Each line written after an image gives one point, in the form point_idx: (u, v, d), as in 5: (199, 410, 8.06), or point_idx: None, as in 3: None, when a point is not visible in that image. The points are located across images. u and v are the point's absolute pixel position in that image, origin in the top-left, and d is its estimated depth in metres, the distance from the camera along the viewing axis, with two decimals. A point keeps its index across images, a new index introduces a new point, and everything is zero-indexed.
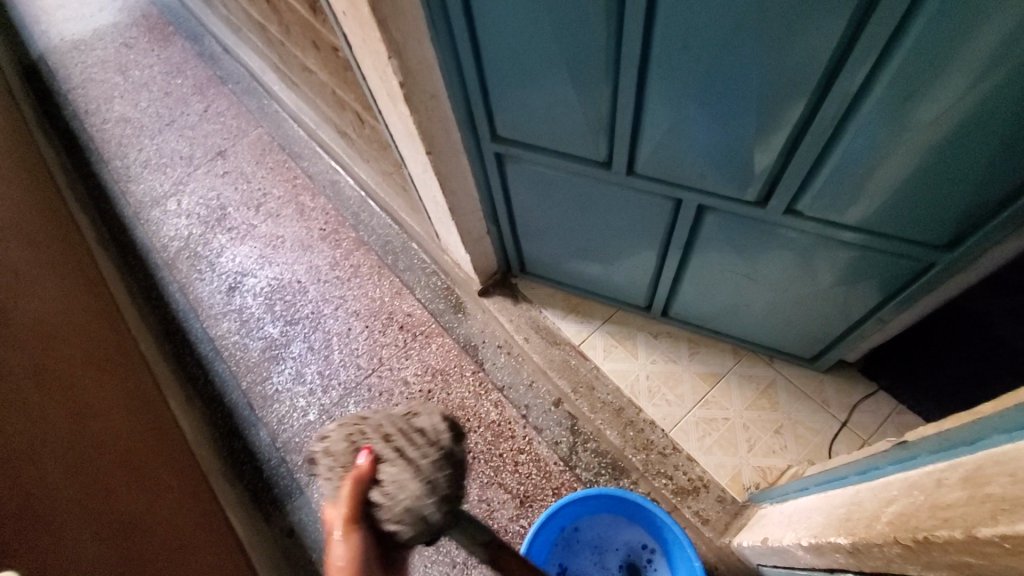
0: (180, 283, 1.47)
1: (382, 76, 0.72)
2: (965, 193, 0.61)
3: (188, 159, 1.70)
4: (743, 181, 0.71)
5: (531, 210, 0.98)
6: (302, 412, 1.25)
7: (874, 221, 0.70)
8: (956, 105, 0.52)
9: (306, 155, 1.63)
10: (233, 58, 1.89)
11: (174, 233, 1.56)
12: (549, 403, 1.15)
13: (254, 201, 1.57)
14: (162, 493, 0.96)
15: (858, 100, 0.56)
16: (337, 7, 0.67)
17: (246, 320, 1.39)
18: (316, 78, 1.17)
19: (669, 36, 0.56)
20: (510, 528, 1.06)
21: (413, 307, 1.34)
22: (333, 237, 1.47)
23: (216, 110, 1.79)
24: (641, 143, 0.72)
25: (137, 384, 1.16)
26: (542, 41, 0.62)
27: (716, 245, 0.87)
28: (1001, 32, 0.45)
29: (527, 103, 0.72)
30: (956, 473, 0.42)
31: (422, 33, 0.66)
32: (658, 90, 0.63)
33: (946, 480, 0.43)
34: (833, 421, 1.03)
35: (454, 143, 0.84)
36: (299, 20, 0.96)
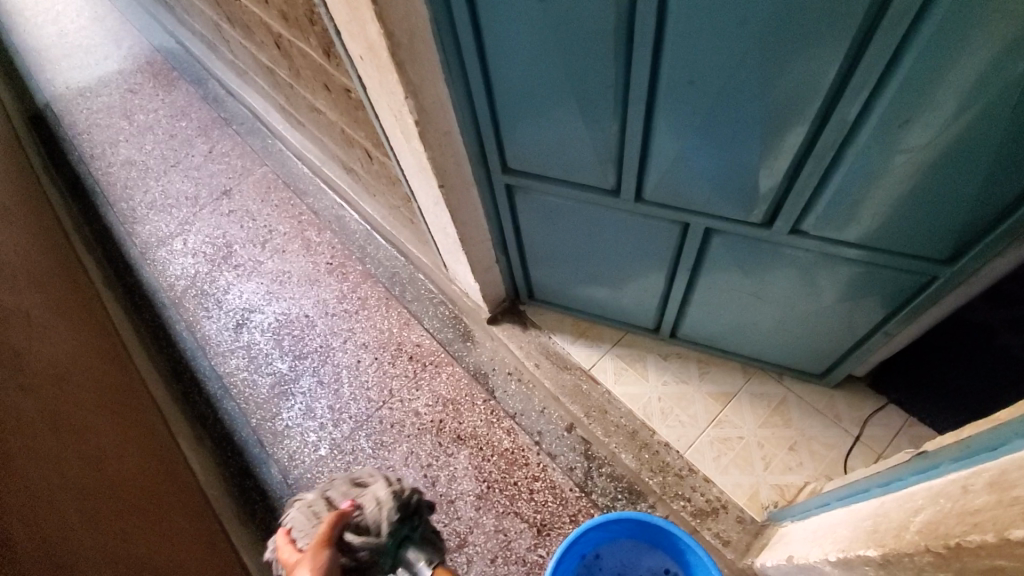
0: (188, 321, 1.48)
1: (397, 115, 0.76)
2: (962, 210, 0.64)
3: (194, 200, 1.72)
4: (749, 205, 0.74)
5: (539, 238, 1.00)
6: (313, 447, 1.24)
7: (876, 239, 0.72)
8: (950, 126, 0.56)
9: (311, 192, 1.66)
10: (236, 100, 1.94)
11: (181, 272, 1.57)
12: (562, 429, 1.15)
13: (260, 237, 1.59)
14: (174, 534, 0.95)
15: (857, 125, 0.59)
16: (354, 52, 0.71)
17: (255, 356, 1.39)
18: (324, 117, 1.21)
19: (676, 71, 0.60)
20: (528, 557, 1.05)
21: (422, 337, 1.35)
22: (340, 271, 1.49)
23: (221, 151, 1.83)
24: (649, 171, 0.75)
25: (147, 424, 1.16)
26: (554, 78, 0.66)
27: (723, 267, 0.89)
28: (987, 59, 0.49)
29: (538, 136, 0.76)
30: (980, 479, 0.44)
31: (437, 74, 0.69)
32: (666, 122, 0.67)
33: (971, 485, 0.44)
34: (846, 436, 1.04)
35: (465, 176, 0.87)
36: (310, 64, 1.00)
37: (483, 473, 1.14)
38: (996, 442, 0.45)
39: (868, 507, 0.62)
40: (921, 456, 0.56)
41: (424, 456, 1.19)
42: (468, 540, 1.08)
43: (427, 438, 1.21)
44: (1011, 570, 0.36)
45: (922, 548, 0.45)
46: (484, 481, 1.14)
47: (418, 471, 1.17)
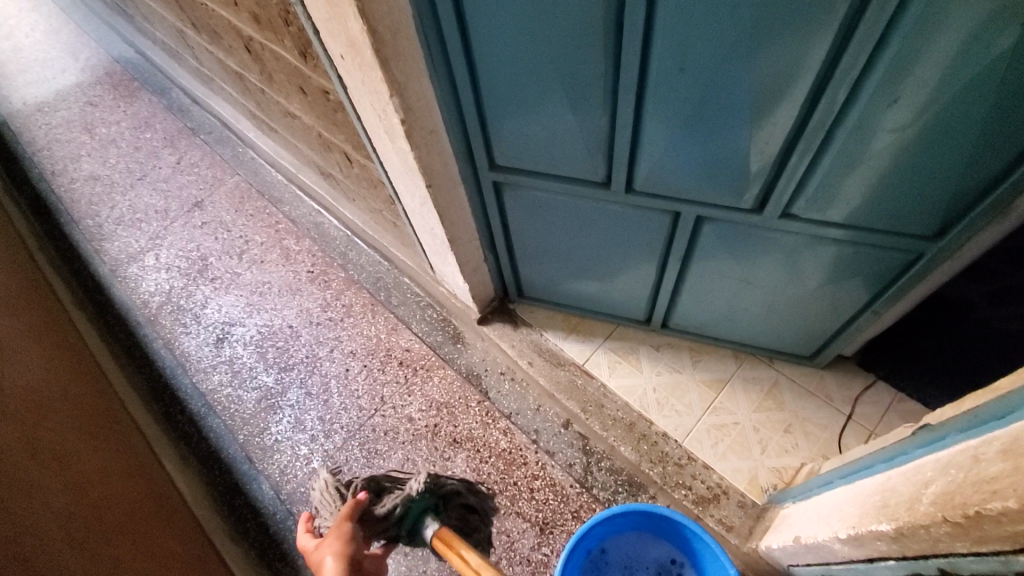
0: (165, 339, 1.42)
1: (381, 115, 0.74)
2: (949, 185, 0.65)
3: (164, 213, 1.66)
4: (740, 191, 0.74)
5: (528, 234, 0.99)
6: (305, 460, 1.21)
7: (865, 218, 0.74)
8: (938, 102, 0.56)
9: (287, 200, 1.62)
10: (203, 109, 1.88)
11: (155, 288, 1.52)
12: (559, 425, 1.15)
13: (236, 248, 1.55)
14: (168, 559, 0.91)
15: (847, 106, 0.60)
16: (334, 51, 0.69)
17: (239, 371, 1.35)
18: (299, 121, 1.18)
19: (668, 59, 0.60)
20: (533, 557, 1.04)
21: (411, 341, 1.33)
22: (322, 279, 1.46)
23: (189, 161, 1.77)
24: (640, 162, 0.75)
25: (130, 447, 1.12)
26: (542, 70, 0.65)
27: (715, 255, 0.90)
28: (971, 37, 0.50)
29: (527, 131, 0.75)
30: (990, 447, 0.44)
31: (422, 71, 0.68)
32: (657, 110, 0.66)
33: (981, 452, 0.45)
34: (839, 414, 1.06)
35: (452, 175, 0.85)
36: (284, 67, 0.97)
37: (482, 475, 1.13)
38: (1002, 409, 0.46)
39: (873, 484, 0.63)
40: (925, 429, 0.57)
41: (421, 462, 1.17)
42: None
43: (422, 444, 1.19)
44: None
45: (939, 520, 0.45)
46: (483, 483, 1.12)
47: None
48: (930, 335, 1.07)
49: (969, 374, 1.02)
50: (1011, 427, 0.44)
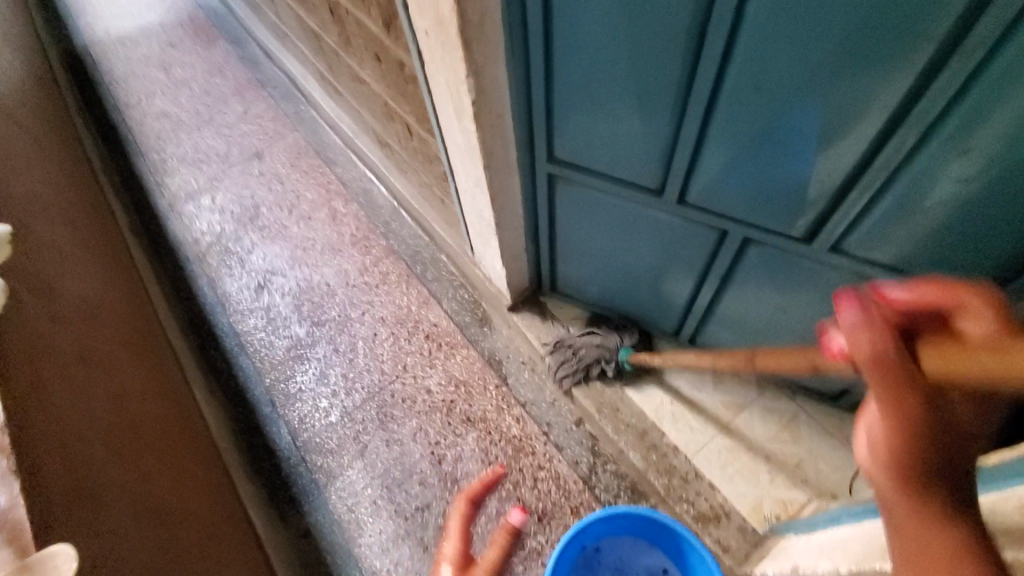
0: (209, 277, 1.49)
1: (453, 92, 0.76)
2: (1005, 247, 0.63)
3: (224, 157, 1.73)
4: (792, 218, 0.74)
5: (571, 230, 1.01)
6: (324, 413, 1.26)
7: (915, 264, 0.72)
8: (1006, 160, 0.55)
9: (341, 162, 1.66)
10: (274, 64, 1.94)
11: (207, 227, 1.59)
12: (571, 422, 1.18)
13: (287, 202, 1.60)
14: (186, 480, 0.97)
15: (917, 148, 0.58)
16: (420, 26, 0.72)
17: (273, 318, 1.40)
18: (367, 88, 1.22)
19: (742, 80, 0.60)
20: (527, 543, 1.08)
21: (440, 317, 1.36)
22: (363, 243, 1.50)
23: (255, 113, 1.83)
24: (696, 176, 0.75)
25: (164, 371, 1.18)
26: (617, 71, 0.66)
27: (757, 278, 0.89)
28: None
29: (590, 129, 0.76)
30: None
31: (500, 55, 0.70)
32: (722, 128, 0.66)
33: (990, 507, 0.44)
34: (854, 458, 1.05)
35: (509, 161, 0.87)
36: (365, 35, 1.01)
37: (489, 457, 1.17)
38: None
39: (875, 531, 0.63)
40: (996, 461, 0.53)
41: (433, 434, 1.21)
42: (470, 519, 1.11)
43: (436, 417, 1.23)
44: None
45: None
46: (489, 463, 1.17)
47: (425, 448, 1.19)
48: None
49: None
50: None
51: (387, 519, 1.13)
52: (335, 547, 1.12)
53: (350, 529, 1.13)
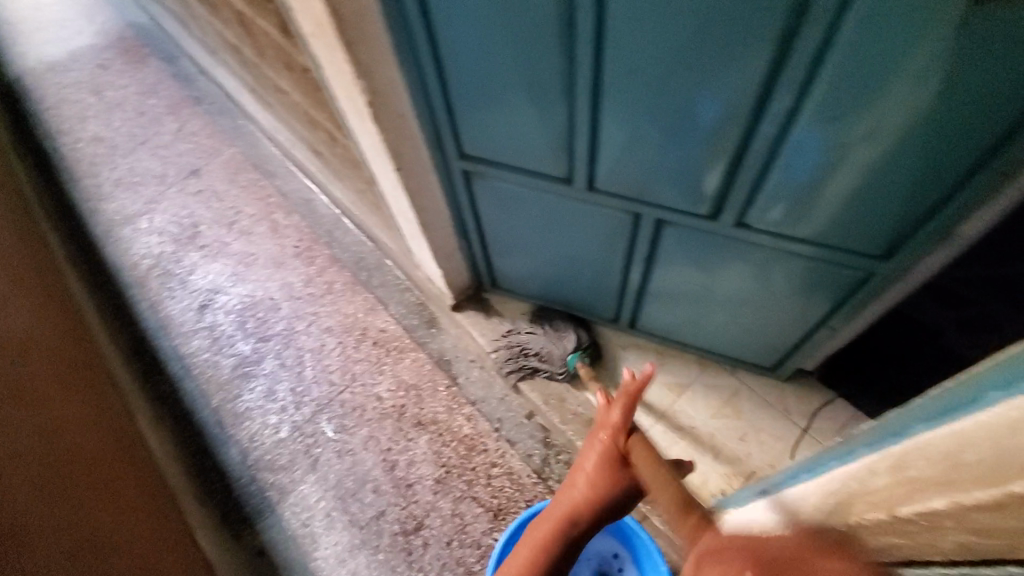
0: (151, 301, 1.46)
1: (350, 95, 0.76)
2: (894, 208, 0.63)
3: (161, 178, 1.70)
4: (696, 197, 0.74)
5: (498, 225, 1.00)
6: (273, 429, 1.24)
7: (818, 234, 0.72)
8: (876, 121, 0.55)
9: (280, 174, 1.64)
10: (209, 79, 1.90)
11: (146, 250, 1.55)
12: (522, 416, 1.19)
13: (227, 218, 1.57)
14: (126, 508, 0.94)
15: (793, 116, 0.58)
16: (308, 31, 0.71)
17: (218, 338, 1.38)
18: (289, 97, 1.20)
19: (618, 60, 0.60)
20: (483, 541, 1.08)
21: (387, 323, 1.35)
22: (306, 254, 1.48)
23: (190, 130, 1.80)
24: (599, 161, 0.75)
25: (106, 398, 1.15)
26: (501, 62, 0.66)
27: (677, 258, 0.90)
28: (898, 55, 0.49)
29: (491, 123, 0.76)
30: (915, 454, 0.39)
31: (388, 57, 0.69)
32: (612, 110, 0.66)
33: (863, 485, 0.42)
34: (793, 427, 1.07)
35: (422, 160, 0.87)
36: (273, 44, 0.99)
37: (442, 458, 1.17)
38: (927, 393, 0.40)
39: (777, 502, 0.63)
40: (827, 457, 0.53)
41: (384, 441, 1.20)
42: (425, 523, 1.11)
43: (388, 423, 1.22)
44: (904, 546, 0.38)
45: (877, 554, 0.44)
46: (442, 465, 1.16)
47: (378, 455, 1.18)
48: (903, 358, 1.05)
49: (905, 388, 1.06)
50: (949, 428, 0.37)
51: (342, 531, 1.12)
52: (292, 562, 1.11)
53: (306, 543, 1.12)
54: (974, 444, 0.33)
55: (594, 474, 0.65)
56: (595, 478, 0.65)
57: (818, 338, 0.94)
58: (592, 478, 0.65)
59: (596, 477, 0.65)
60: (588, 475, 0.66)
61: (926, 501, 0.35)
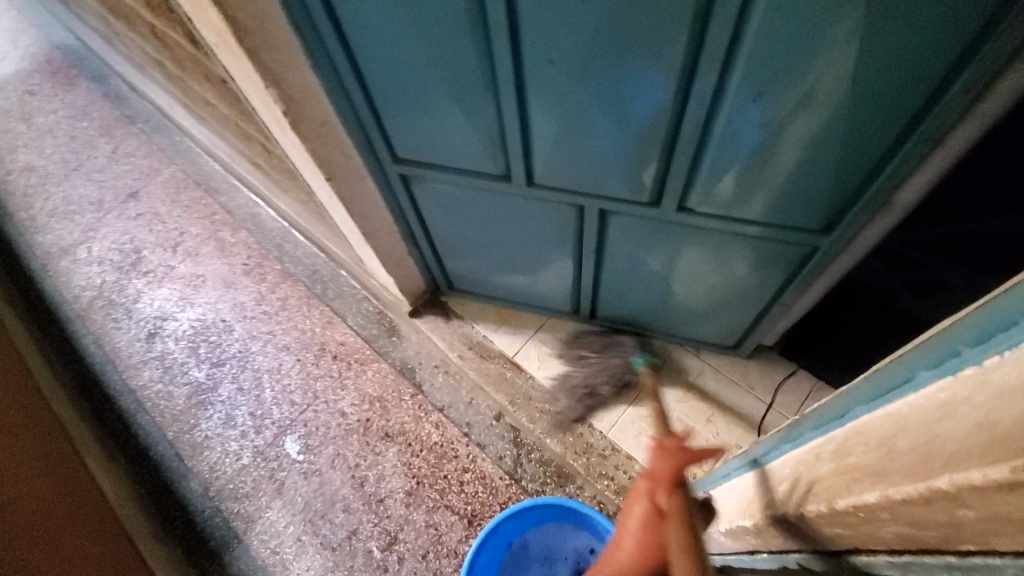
0: (96, 335, 1.39)
1: (268, 106, 0.72)
2: (829, 183, 0.62)
3: (98, 204, 1.61)
4: (636, 185, 0.72)
5: (444, 228, 0.97)
6: (235, 456, 1.19)
7: (758, 213, 0.71)
8: (802, 98, 0.54)
9: (224, 190, 1.57)
10: (141, 96, 1.82)
11: (87, 281, 1.48)
12: (491, 418, 1.16)
13: (171, 241, 1.51)
14: (74, 556, 0.88)
15: (719, 97, 0.57)
16: (213, 41, 0.67)
17: (170, 367, 1.32)
18: (218, 110, 1.14)
19: (536, 50, 0.57)
20: (459, 549, 1.06)
21: (346, 335, 1.31)
22: (257, 271, 1.42)
23: (126, 151, 1.71)
24: (535, 155, 0.72)
25: (52, 438, 1.08)
26: (418, 61, 0.63)
27: (625, 246, 0.88)
28: (812, 30, 0.47)
29: (420, 124, 0.73)
30: (860, 439, 0.38)
31: (301, 63, 0.65)
32: (539, 102, 0.64)
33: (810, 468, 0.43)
34: (759, 404, 1.08)
35: (356, 167, 0.83)
36: (190, 56, 0.94)
37: (413, 469, 1.14)
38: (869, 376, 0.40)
39: (737, 493, 0.63)
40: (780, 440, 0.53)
41: (352, 457, 1.16)
42: (399, 537, 1.08)
43: (354, 439, 1.18)
44: (847, 534, 0.37)
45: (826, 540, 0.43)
46: (413, 476, 1.13)
47: (346, 473, 1.15)
48: (862, 325, 1.02)
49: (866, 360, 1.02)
50: (889, 411, 0.36)
51: (313, 555, 1.08)
52: None
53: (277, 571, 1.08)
54: (909, 430, 0.33)
55: (638, 529, 0.57)
56: (639, 537, 0.57)
57: (775, 315, 0.93)
58: (636, 532, 0.57)
59: (637, 533, 0.57)
60: (631, 528, 0.58)
61: (863, 492, 0.34)
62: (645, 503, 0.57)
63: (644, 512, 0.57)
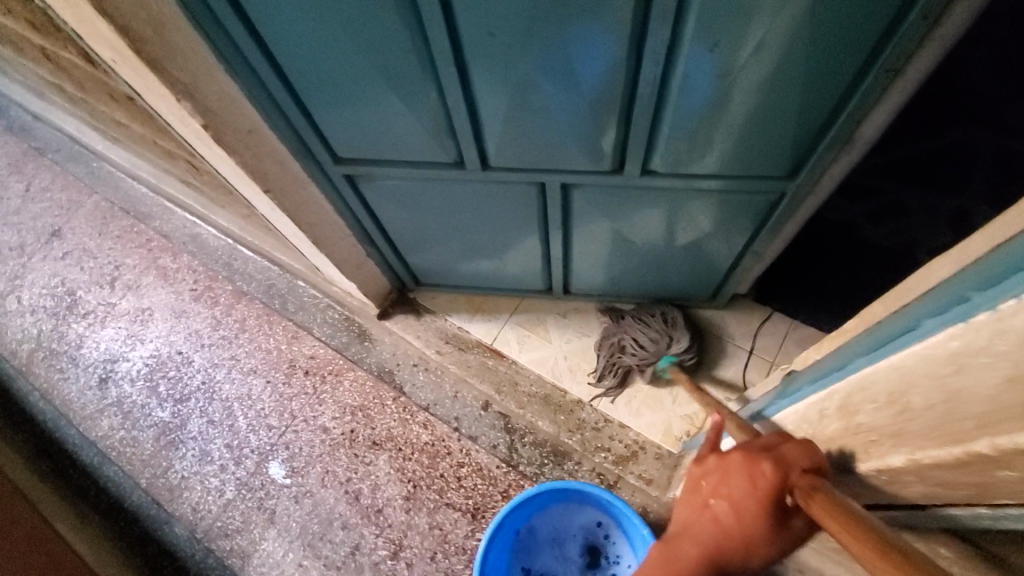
0: (42, 389, 1.29)
1: (184, 120, 0.65)
2: (793, 126, 0.61)
3: (18, 249, 1.48)
4: (597, 155, 0.69)
5: (401, 223, 0.92)
6: (218, 492, 1.14)
7: (724, 167, 0.69)
8: (759, 44, 0.51)
9: (156, 213, 1.46)
10: (47, 123, 1.65)
11: (22, 334, 1.36)
12: (479, 408, 1.14)
13: (107, 276, 1.39)
14: None
15: (673, 52, 0.54)
16: (107, 55, 0.59)
17: (130, 411, 1.24)
18: (132, 129, 1.04)
19: (473, 23, 0.52)
20: (467, 545, 1.04)
21: (315, 347, 1.25)
22: (208, 295, 1.34)
23: (40, 186, 1.56)
24: (486, 136, 0.68)
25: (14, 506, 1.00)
26: (344, 49, 0.57)
27: (591, 218, 0.85)
28: None
29: (357, 118, 0.67)
30: (866, 395, 0.38)
31: (213, 68, 0.59)
32: (484, 77, 0.59)
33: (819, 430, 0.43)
34: (741, 352, 1.08)
35: (296, 174, 0.77)
36: (88, 74, 0.84)
37: (407, 473, 1.10)
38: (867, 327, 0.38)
39: None
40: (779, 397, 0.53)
41: (342, 473, 1.12)
42: (404, 544, 1.05)
43: (341, 453, 1.14)
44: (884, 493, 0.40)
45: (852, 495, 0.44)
46: (408, 481, 1.10)
47: (339, 489, 1.11)
48: (835, 257, 1.03)
49: (856, 289, 1.01)
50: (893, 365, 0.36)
51: None
52: None
53: None
54: (923, 384, 0.32)
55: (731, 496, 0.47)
56: (733, 503, 0.47)
57: (747, 264, 0.93)
58: (744, 521, 0.46)
59: (746, 525, 0.46)
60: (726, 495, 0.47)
61: (887, 456, 0.36)
62: (748, 479, 0.46)
63: (758, 504, 0.45)
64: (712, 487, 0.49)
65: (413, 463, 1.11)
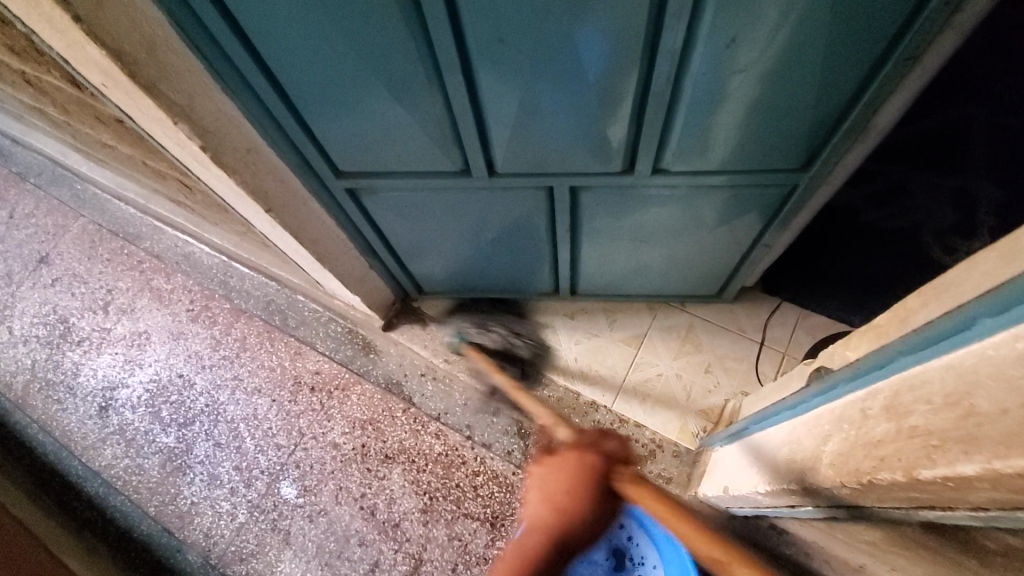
0: (40, 421, 1.25)
1: (179, 142, 0.62)
2: (807, 117, 0.60)
3: (5, 278, 1.43)
4: (606, 156, 0.68)
5: (404, 234, 0.90)
6: (230, 516, 1.11)
7: (736, 161, 0.68)
8: (775, 36, 0.50)
9: (146, 234, 1.42)
10: (26, 147, 1.61)
11: (15, 366, 1.32)
12: (491, 415, 1.12)
13: (100, 302, 1.36)
14: None
15: (688, 49, 0.52)
16: (96, 80, 0.57)
17: (133, 439, 1.21)
18: (118, 151, 1.01)
19: (480, 29, 0.51)
20: (489, 554, 1.02)
21: (320, 362, 1.22)
22: (205, 315, 1.31)
23: (23, 212, 1.52)
24: (493, 141, 0.66)
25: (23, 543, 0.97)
26: (345, 61, 0.55)
27: (600, 219, 0.84)
28: None
29: (360, 131, 0.65)
30: (918, 395, 0.37)
31: (209, 88, 0.56)
32: (491, 83, 0.57)
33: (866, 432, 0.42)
34: (752, 344, 1.08)
35: (296, 191, 0.75)
36: (71, 98, 0.81)
37: (422, 485, 1.09)
38: (914, 327, 0.38)
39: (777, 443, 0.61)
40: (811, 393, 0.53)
41: (356, 488, 1.10)
42: (424, 557, 1.04)
43: (354, 469, 1.12)
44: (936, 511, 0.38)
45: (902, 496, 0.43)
46: (424, 493, 1.08)
47: (354, 505, 1.09)
48: (839, 246, 1.03)
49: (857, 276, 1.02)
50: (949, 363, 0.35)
51: None
52: None
53: None
54: (986, 387, 0.31)
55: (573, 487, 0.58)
56: (574, 491, 0.58)
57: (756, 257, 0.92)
58: (582, 507, 0.57)
59: (581, 505, 0.57)
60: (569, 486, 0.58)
61: None
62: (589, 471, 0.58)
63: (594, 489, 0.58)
64: (553, 482, 0.59)
65: (427, 475, 1.09)
